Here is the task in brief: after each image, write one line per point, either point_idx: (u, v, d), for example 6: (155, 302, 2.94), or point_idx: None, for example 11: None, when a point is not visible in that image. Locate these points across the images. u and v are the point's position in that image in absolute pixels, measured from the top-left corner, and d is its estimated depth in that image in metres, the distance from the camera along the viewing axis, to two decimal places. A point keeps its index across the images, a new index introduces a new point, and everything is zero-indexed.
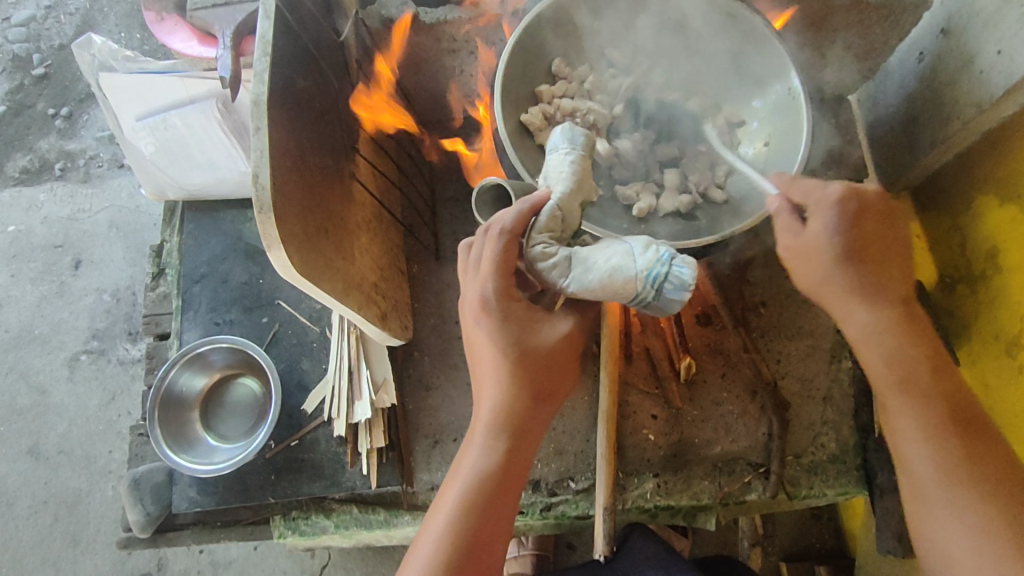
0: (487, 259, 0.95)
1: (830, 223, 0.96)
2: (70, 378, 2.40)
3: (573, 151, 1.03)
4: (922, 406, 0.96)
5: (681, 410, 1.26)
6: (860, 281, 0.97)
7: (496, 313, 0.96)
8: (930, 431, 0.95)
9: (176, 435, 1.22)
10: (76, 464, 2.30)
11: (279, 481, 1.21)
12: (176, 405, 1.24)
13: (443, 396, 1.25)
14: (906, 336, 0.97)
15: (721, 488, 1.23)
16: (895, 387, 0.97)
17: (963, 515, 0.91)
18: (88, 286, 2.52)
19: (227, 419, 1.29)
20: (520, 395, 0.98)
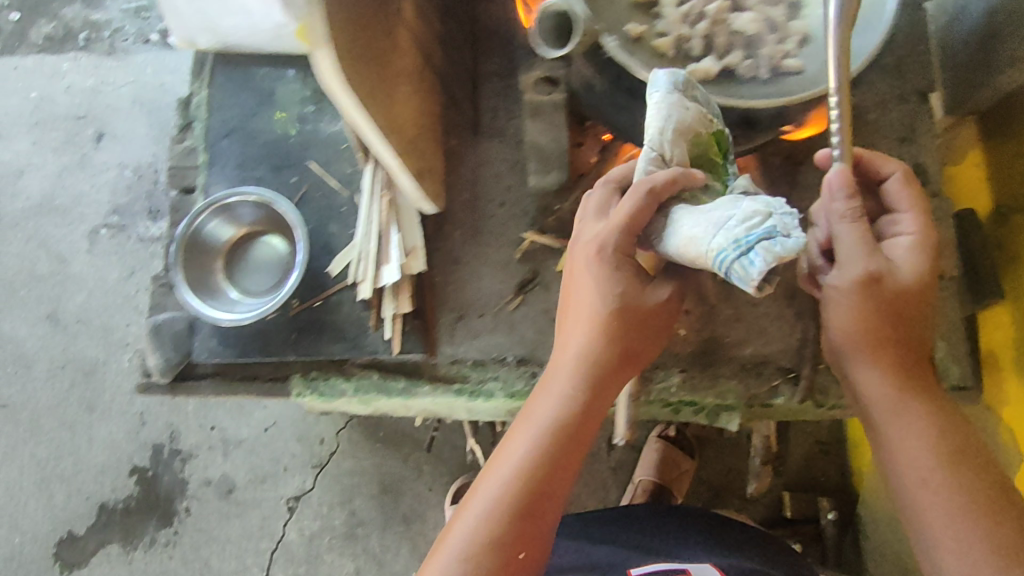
0: (620, 213, 0.93)
1: (902, 258, 0.98)
2: (89, 251, 2.39)
3: (672, 95, 0.94)
4: (942, 445, 0.96)
5: (716, 306, 1.22)
6: (887, 330, 0.97)
7: (606, 265, 0.96)
8: (950, 460, 0.95)
9: (201, 282, 1.22)
10: (94, 334, 2.32)
11: (300, 340, 1.20)
12: (199, 251, 1.24)
13: (471, 273, 1.23)
14: (909, 382, 0.99)
15: (748, 391, 1.21)
16: (900, 437, 0.98)
17: (969, 528, 0.92)
18: (110, 160, 2.48)
19: (249, 274, 1.29)
20: (603, 353, 0.98)
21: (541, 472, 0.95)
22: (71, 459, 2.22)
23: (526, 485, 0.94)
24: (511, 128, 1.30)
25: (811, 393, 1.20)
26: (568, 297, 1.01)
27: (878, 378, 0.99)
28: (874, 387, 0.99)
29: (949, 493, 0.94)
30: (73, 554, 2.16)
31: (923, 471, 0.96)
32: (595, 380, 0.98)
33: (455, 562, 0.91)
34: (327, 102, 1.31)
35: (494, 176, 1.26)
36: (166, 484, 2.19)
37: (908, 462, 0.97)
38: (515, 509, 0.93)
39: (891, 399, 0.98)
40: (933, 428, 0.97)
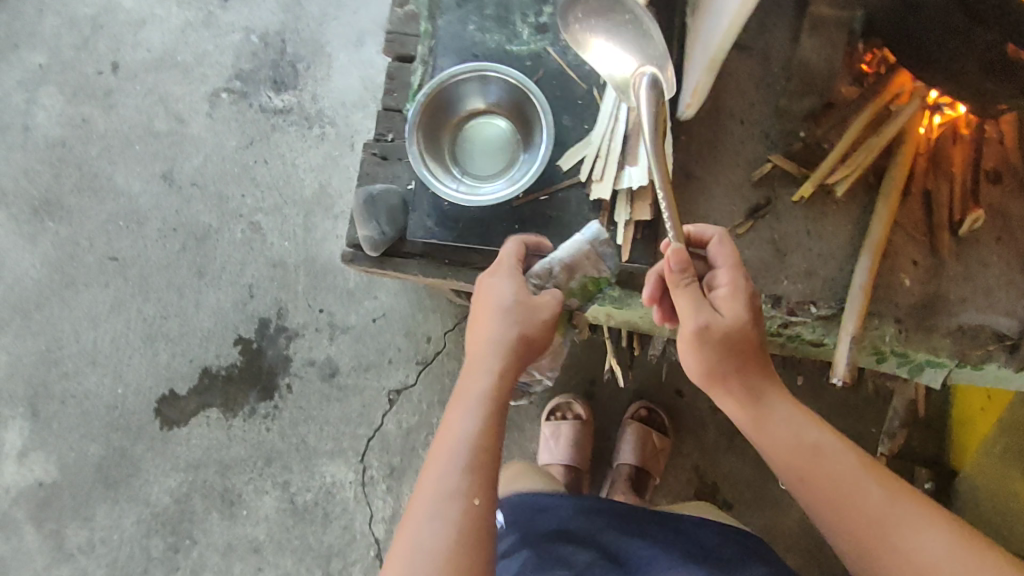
0: (508, 252, 1.22)
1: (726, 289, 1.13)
2: (209, 115, 2.33)
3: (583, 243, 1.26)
4: (804, 442, 1.08)
5: (944, 262, 1.31)
6: (738, 359, 1.11)
7: (515, 280, 1.16)
8: (816, 471, 1.06)
9: (430, 143, 1.34)
10: (208, 200, 2.28)
11: (521, 230, 1.33)
12: (438, 111, 1.35)
13: (704, 191, 1.35)
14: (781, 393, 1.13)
15: (961, 349, 1.28)
16: (774, 437, 1.10)
17: (921, 519, 0.99)
18: (236, 22, 2.38)
19: (474, 154, 1.41)
20: (488, 382, 1.07)
21: (485, 450, 1.01)
22: (177, 321, 2.23)
23: (477, 462, 0.99)
24: (758, 47, 1.39)
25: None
26: (476, 316, 1.15)
27: (749, 386, 1.12)
28: (734, 390, 1.13)
29: (847, 488, 1.03)
30: (173, 412, 2.19)
31: (858, 472, 1.04)
32: (514, 371, 1.10)
33: (434, 539, 0.93)
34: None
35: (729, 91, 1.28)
36: (270, 359, 2.19)
37: (828, 471, 1.05)
38: (480, 484, 0.98)
39: (756, 408, 1.12)
40: (816, 429, 1.09)
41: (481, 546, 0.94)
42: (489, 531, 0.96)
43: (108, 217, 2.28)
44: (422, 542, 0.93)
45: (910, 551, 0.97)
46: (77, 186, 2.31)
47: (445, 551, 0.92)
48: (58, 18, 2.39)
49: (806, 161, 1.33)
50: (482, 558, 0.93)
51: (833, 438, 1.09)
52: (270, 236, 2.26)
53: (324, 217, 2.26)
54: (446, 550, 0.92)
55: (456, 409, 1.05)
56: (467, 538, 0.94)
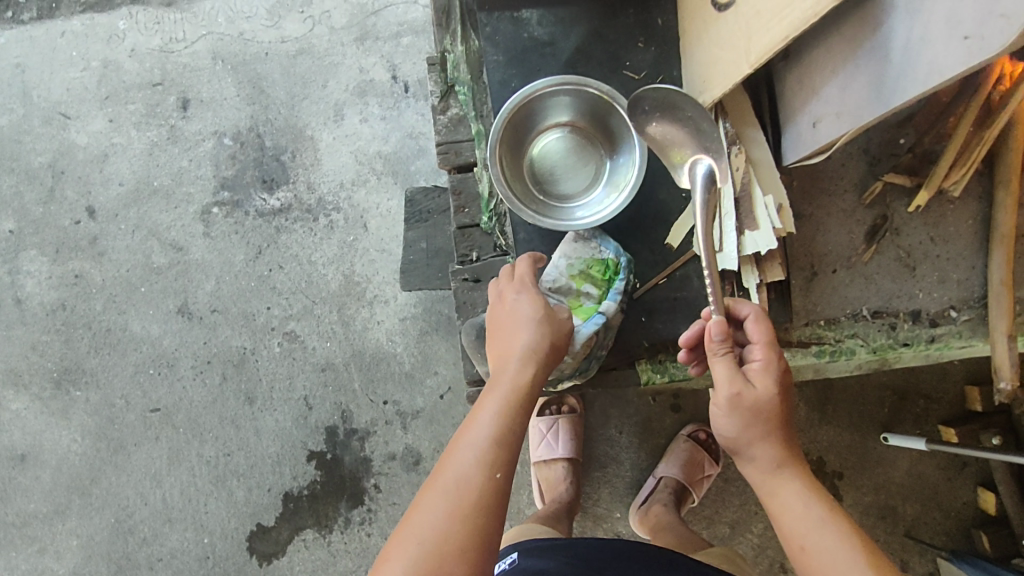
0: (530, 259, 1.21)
1: (753, 367, 1.11)
2: (207, 234, 2.20)
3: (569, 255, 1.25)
4: (822, 508, 1.07)
5: None
6: (766, 427, 1.10)
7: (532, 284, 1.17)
8: (801, 544, 1.06)
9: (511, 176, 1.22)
10: (235, 322, 2.16)
11: (652, 322, 1.30)
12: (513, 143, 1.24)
13: (820, 227, 1.31)
14: (795, 471, 1.12)
15: None
16: (791, 504, 1.09)
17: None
18: (203, 129, 2.23)
19: (559, 179, 1.29)
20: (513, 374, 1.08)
21: (504, 430, 1.03)
22: (243, 454, 2.12)
23: (501, 437, 1.02)
24: None
25: None
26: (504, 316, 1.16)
27: (772, 459, 1.12)
28: (762, 463, 1.12)
29: (829, 564, 1.02)
30: (267, 545, 2.10)
31: (838, 553, 1.02)
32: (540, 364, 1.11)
33: (453, 489, 0.97)
34: (619, 69, 1.29)
35: None
36: (349, 466, 2.10)
37: (817, 548, 1.04)
38: (497, 453, 1.00)
39: (775, 477, 1.12)
40: (826, 510, 1.07)
41: (489, 511, 0.96)
42: (493, 509, 0.96)
43: (137, 369, 2.15)
44: (447, 493, 0.97)
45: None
46: (94, 347, 2.17)
47: (456, 499, 0.96)
48: (15, 175, 2.24)
49: (915, 169, 1.28)
50: (490, 522, 0.95)
51: (831, 516, 1.06)
52: (311, 341, 2.15)
53: (358, 306, 2.15)
54: (456, 504, 0.95)
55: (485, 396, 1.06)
56: (480, 498, 0.96)
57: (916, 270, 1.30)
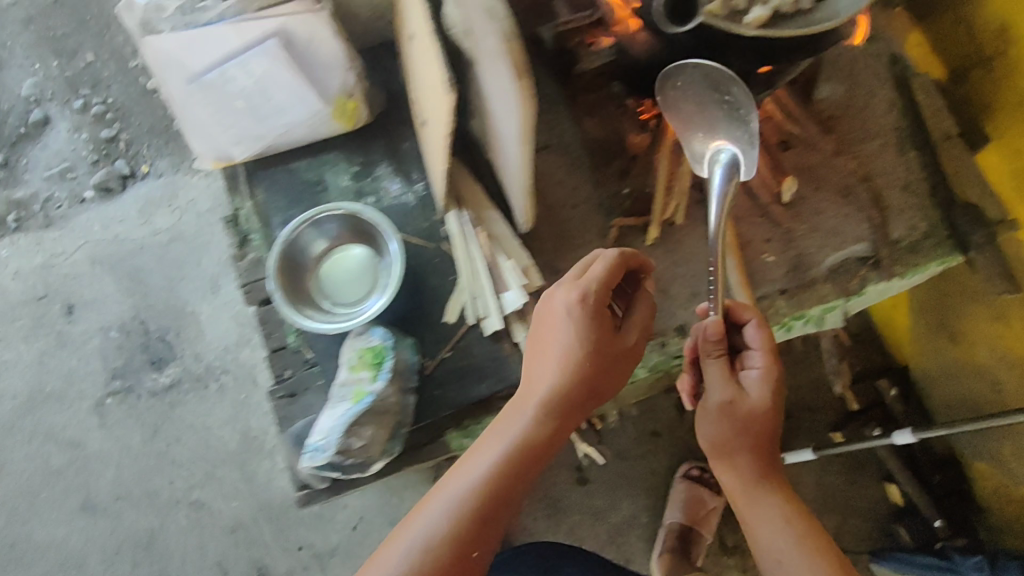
0: (597, 271, 1.01)
1: (767, 387, 1.05)
2: (102, 425, 2.26)
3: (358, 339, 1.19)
4: (793, 521, 1.06)
5: (792, 228, 1.33)
6: (745, 440, 1.07)
7: (586, 316, 1.00)
8: (762, 557, 1.06)
9: (304, 305, 1.21)
10: (139, 506, 2.18)
11: (447, 395, 1.22)
12: (296, 276, 1.23)
13: (576, 274, 1.28)
14: (783, 507, 1.07)
15: (843, 289, 1.31)
16: (768, 512, 1.08)
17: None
18: (89, 328, 2.36)
19: (340, 288, 1.28)
20: (530, 432, 1.00)
21: (493, 484, 0.96)
22: None
23: (486, 489, 0.95)
24: (555, 137, 1.34)
25: (891, 270, 1.32)
26: (545, 336, 1.05)
27: (749, 484, 1.10)
28: (737, 484, 1.11)
29: None
30: None
31: (816, 574, 0.99)
32: (557, 420, 1.01)
33: (417, 541, 0.92)
34: (379, 172, 1.35)
35: (558, 184, 1.32)
36: None
37: (789, 564, 1.02)
38: (469, 508, 0.94)
39: (755, 505, 1.09)
40: (800, 529, 1.05)
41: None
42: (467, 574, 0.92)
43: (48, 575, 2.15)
44: (420, 546, 0.92)
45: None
46: (5, 562, 2.19)
47: (416, 556, 0.91)
48: None
49: (643, 206, 1.30)
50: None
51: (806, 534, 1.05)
52: (217, 504, 2.17)
53: (259, 459, 2.20)
54: (416, 560, 0.91)
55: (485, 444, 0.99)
56: (439, 556, 0.91)
57: (671, 290, 1.28)
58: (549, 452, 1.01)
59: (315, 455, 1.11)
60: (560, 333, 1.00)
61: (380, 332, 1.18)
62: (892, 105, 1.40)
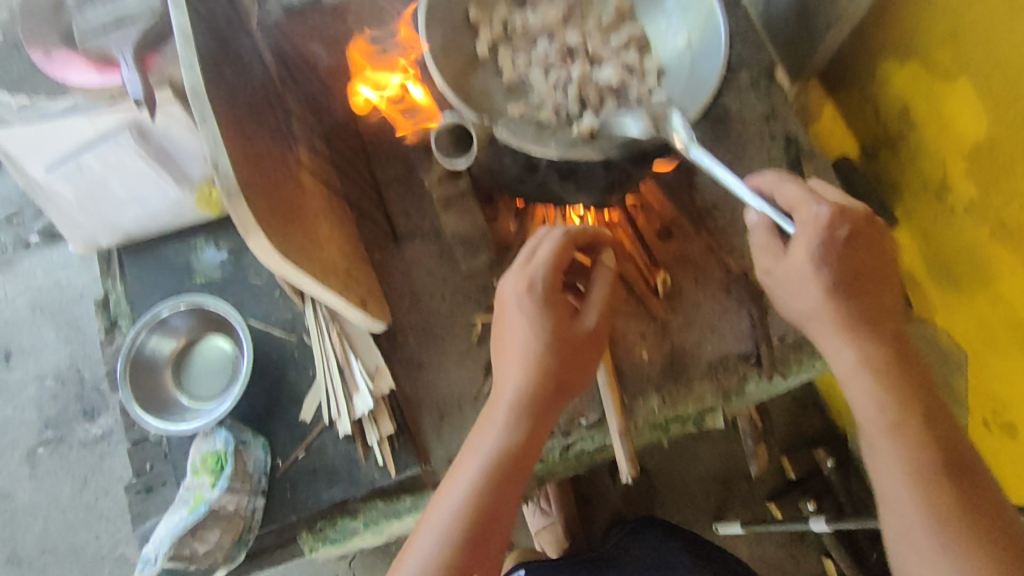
0: (542, 259, 1.01)
1: (812, 252, 0.95)
2: (32, 475, 2.25)
3: (202, 438, 1.17)
4: (894, 404, 0.94)
5: (667, 320, 1.27)
6: (840, 307, 0.96)
7: (539, 307, 1.00)
8: (870, 460, 0.94)
9: (157, 405, 1.18)
10: (64, 560, 2.17)
11: (296, 496, 1.19)
12: (150, 373, 1.20)
13: (438, 370, 1.24)
14: (886, 383, 0.94)
15: (721, 386, 1.26)
16: (863, 392, 0.95)
17: (922, 533, 0.87)
18: (25, 375, 2.33)
19: (199, 379, 1.25)
20: (514, 411, 0.99)
21: (519, 448, 0.98)
22: None
23: (503, 466, 0.97)
24: (428, 223, 1.30)
25: (773, 367, 1.27)
26: (502, 338, 1.04)
27: (848, 364, 0.97)
28: (840, 362, 0.97)
29: (881, 470, 0.92)
30: None
31: (912, 484, 0.89)
32: (537, 411, 1.00)
33: (459, 507, 0.94)
34: (250, 259, 1.33)
35: (427, 273, 1.28)
36: None
37: (881, 472, 0.93)
38: (495, 487, 0.95)
39: (871, 391, 0.94)
40: (899, 409, 0.93)
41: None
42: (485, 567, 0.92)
43: None
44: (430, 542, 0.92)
45: (906, 554, 0.89)
46: None
47: (473, 510, 0.93)
48: None
49: None
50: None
51: (891, 422, 0.93)
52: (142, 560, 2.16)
53: None
54: (475, 511, 0.93)
55: (481, 434, 0.99)
56: (488, 511, 0.94)
57: None
58: (539, 442, 1.00)
59: (144, 567, 1.08)
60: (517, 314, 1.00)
61: (224, 435, 1.16)
62: None
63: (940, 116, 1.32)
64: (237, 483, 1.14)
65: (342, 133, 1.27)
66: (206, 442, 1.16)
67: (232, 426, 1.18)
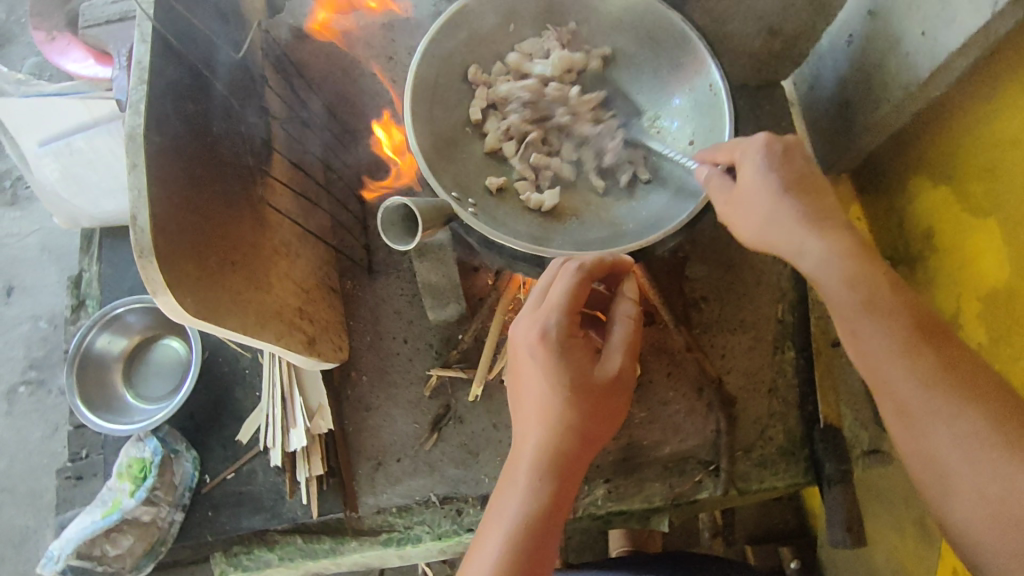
0: (554, 297, 0.80)
1: (762, 167, 0.81)
2: (8, 412, 2.18)
3: (131, 442, 1.16)
4: (892, 311, 0.73)
5: (630, 411, 1.22)
6: (805, 210, 0.79)
7: (555, 352, 0.78)
8: (873, 378, 0.74)
9: (99, 401, 1.18)
10: (20, 501, 2.12)
11: (216, 517, 1.16)
12: (98, 369, 1.20)
13: (384, 415, 1.20)
14: (861, 276, 0.75)
15: (672, 489, 1.20)
16: (837, 296, 0.75)
17: (961, 440, 0.68)
18: (21, 313, 2.24)
19: (149, 380, 1.25)
20: (530, 474, 0.74)
21: (544, 517, 0.72)
22: None
23: (530, 541, 0.70)
24: (406, 262, 1.26)
25: (732, 481, 1.20)
26: (514, 394, 0.81)
27: (815, 260, 0.77)
28: (805, 261, 0.78)
29: (897, 392, 0.71)
30: None
31: (917, 380, 0.70)
32: (564, 473, 0.75)
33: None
34: None
35: (395, 313, 1.24)
36: None
37: (888, 385, 0.72)
38: (521, 568, 0.69)
39: (845, 279, 0.75)
40: (879, 297, 0.74)
41: None
42: None
43: None
44: None
45: (947, 474, 0.69)
46: None
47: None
48: None
49: (469, 360, 1.21)
50: None
51: (870, 306, 0.74)
52: None
53: None
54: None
55: (492, 510, 0.74)
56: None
57: (480, 456, 1.18)
58: (569, 508, 0.74)
59: (47, 564, 1.08)
60: (530, 362, 0.78)
61: (154, 444, 1.14)
62: (781, 295, 1.27)
63: (964, 250, 1.20)
64: (159, 493, 1.12)
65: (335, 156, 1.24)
66: (135, 447, 1.15)
67: (167, 434, 1.17)
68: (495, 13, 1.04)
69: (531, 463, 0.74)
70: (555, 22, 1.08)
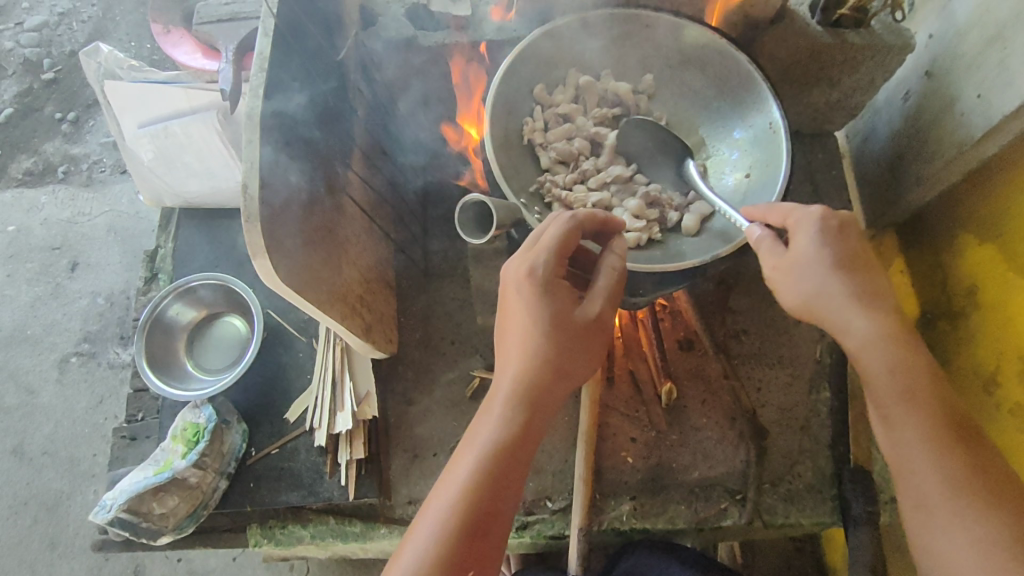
0: (546, 240, 0.83)
1: (816, 240, 0.86)
2: (58, 380, 2.11)
3: (191, 406, 1.22)
4: (919, 402, 0.81)
5: (663, 432, 1.25)
6: (858, 290, 0.85)
7: (538, 293, 0.81)
8: (900, 467, 0.82)
9: (163, 366, 1.26)
10: (59, 467, 2.02)
11: (257, 489, 1.21)
12: (166, 334, 1.29)
13: (426, 411, 1.25)
14: (907, 368, 0.82)
15: (697, 513, 1.21)
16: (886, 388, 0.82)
17: (980, 535, 0.74)
18: (83, 288, 2.20)
19: (210, 353, 1.33)
20: (504, 405, 0.80)
21: (511, 449, 0.79)
22: None
23: (497, 466, 0.78)
24: (460, 269, 1.33)
25: (757, 512, 1.21)
26: (498, 329, 0.86)
27: (861, 339, 0.84)
28: (852, 338, 0.84)
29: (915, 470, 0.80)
30: None
31: (948, 472, 0.78)
32: (536, 406, 0.81)
33: (446, 513, 0.75)
34: None
35: (445, 314, 1.30)
36: None
37: (916, 474, 0.80)
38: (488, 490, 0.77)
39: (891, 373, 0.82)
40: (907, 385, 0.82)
41: None
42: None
43: None
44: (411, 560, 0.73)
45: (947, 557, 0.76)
46: None
47: (462, 526, 0.74)
48: None
49: None
50: None
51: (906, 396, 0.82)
52: None
53: None
54: (467, 521, 0.74)
55: (471, 433, 0.81)
56: (484, 518, 0.75)
57: None
58: (537, 439, 0.81)
59: (99, 512, 1.12)
60: (514, 303, 0.82)
61: (209, 411, 1.20)
62: (820, 336, 1.31)
63: (1005, 308, 1.18)
64: (207, 459, 1.18)
65: (405, 164, 1.32)
66: (193, 411, 1.21)
67: (220, 405, 1.24)
68: (571, 44, 1.13)
69: (509, 399, 0.79)
70: (623, 57, 1.17)
